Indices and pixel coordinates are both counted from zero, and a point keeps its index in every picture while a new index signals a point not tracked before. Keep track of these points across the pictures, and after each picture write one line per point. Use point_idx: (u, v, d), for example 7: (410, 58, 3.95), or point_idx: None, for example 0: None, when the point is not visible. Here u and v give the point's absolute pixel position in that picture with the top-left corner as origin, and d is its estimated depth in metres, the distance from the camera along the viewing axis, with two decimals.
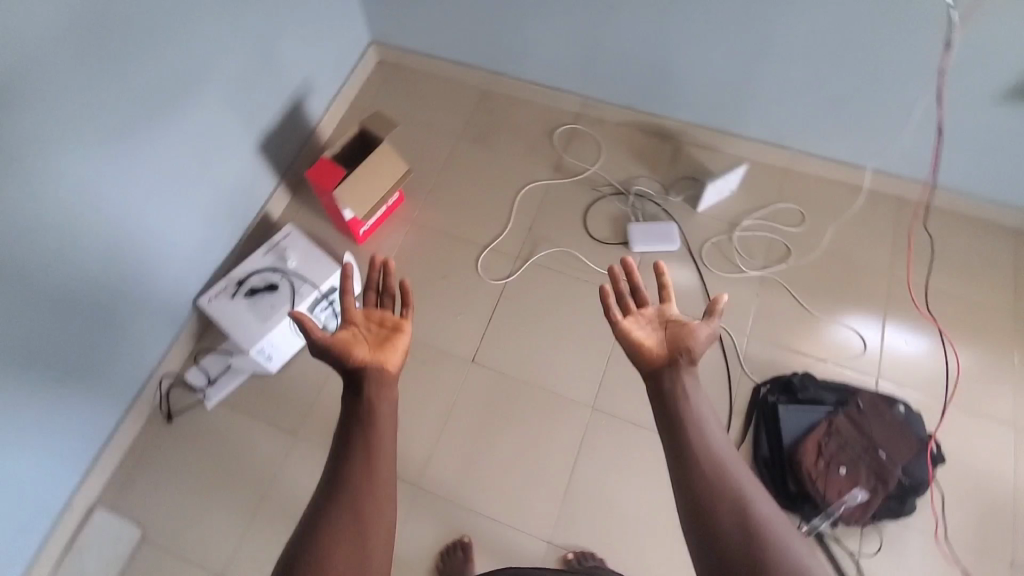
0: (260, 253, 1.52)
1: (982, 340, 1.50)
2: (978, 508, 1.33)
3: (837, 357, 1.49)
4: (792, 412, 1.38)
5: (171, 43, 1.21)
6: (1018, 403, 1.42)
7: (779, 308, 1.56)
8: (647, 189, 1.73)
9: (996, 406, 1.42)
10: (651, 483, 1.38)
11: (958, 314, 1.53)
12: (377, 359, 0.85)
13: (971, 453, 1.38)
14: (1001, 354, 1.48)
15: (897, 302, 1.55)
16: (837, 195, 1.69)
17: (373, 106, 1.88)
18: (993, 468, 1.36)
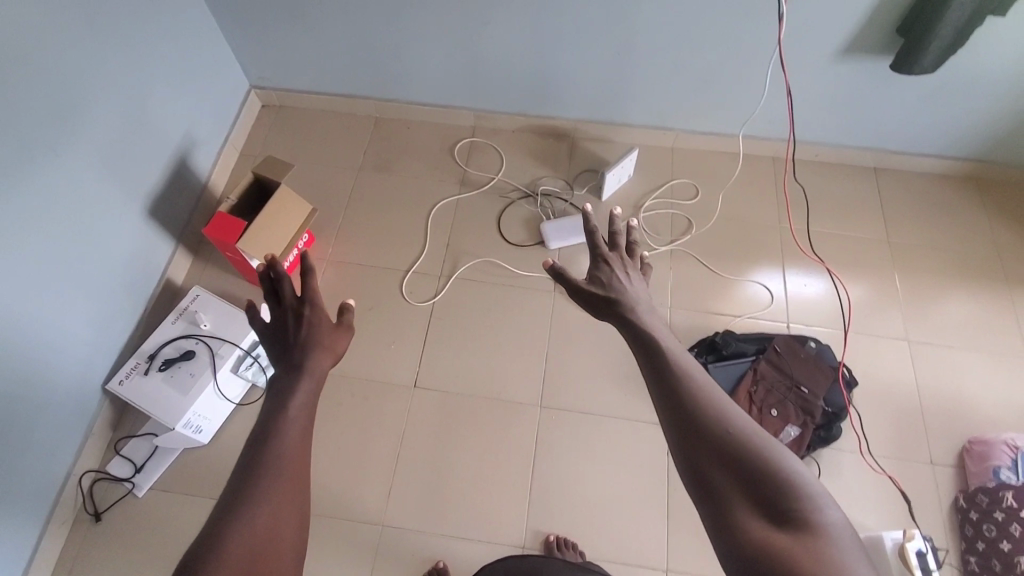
0: (169, 322, 1.44)
1: (867, 271, 1.67)
2: (893, 419, 1.47)
3: (751, 310, 1.61)
4: (721, 369, 1.47)
5: (26, 125, 1.13)
6: (906, 319, 1.60)
7: (693, 275, 1.67)
8: (552, 188, 1.80)
9: (890, 325, 1.59)
10: (609, 465, 1.43)
11: (843, 252, 1.70)
12: (319, 352, 0.75)
13: (878, 371, 1.53)
14: (885, 279, 1.66)
15: (792, 251, 1.70)
16: (723, 164, 1.83)
17: (265, 151, 1.84)
18: (898, 380, 1.52)
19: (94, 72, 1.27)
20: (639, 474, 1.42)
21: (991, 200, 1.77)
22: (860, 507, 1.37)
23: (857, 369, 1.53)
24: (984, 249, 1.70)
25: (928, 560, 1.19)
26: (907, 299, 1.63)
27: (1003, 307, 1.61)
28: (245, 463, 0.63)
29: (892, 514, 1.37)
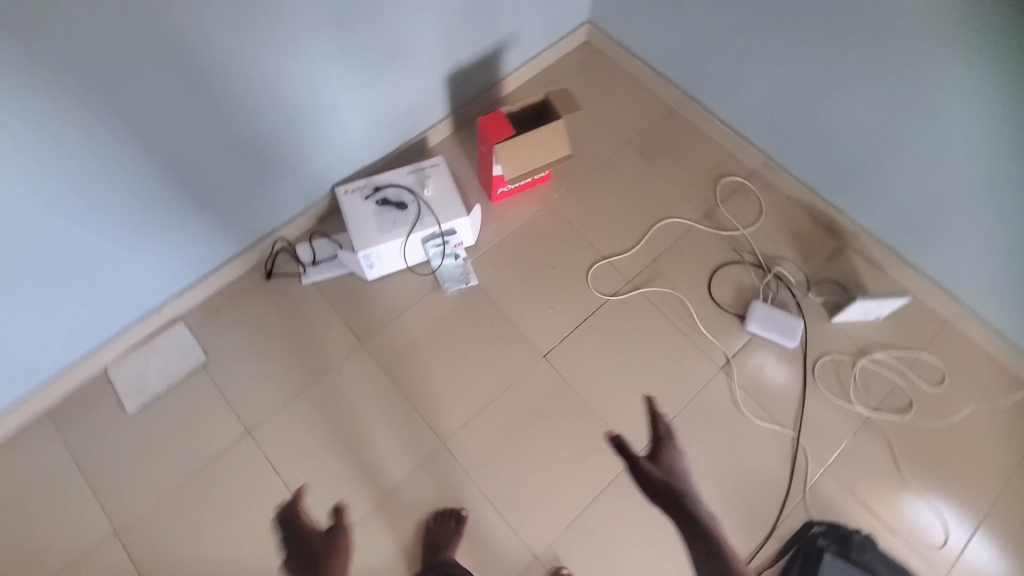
0: (405, 171, 1.57)
1: None
2: None
3: (909, 538, 1.34)
4: (838, 567, 1.27)
5: (358, 21, 1.28)
6: None
7: (870, 457, 1.42)
8: (788, 274, 1.62)
9: None
10: (657, 556, 1.32)
11: None
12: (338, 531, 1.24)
13: None
14: None
15: (1006, 516, 1.36)
16: (994, 375, 1.50)
17: (561, 80, 1.88)
18: None
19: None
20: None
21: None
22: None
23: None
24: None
25: None
26: None
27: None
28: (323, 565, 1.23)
29: None
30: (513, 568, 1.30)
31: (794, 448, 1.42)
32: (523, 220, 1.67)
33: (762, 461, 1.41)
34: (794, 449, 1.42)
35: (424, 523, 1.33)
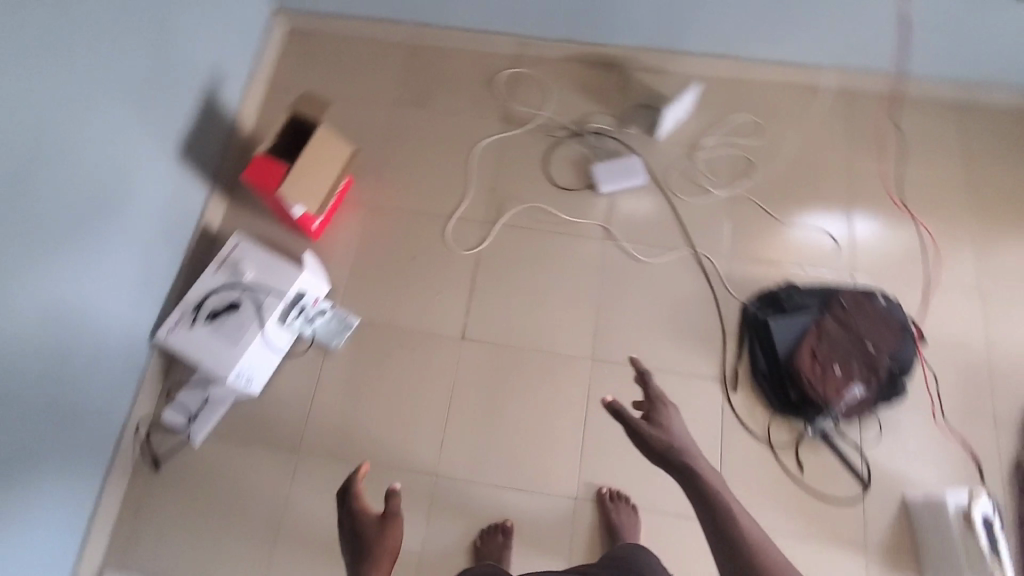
0: (210, 271, 1.38)
1: (940, 217, 1.56)
2: (959, 376, 1.41)
3: (814, 262, 1.52)
4: (782, 323, 1.41)
5: (46, 183, 1.06)
6: (977, 270, 1.51)
7: (752, 224, 1.56)
8: (602, 125, 1.67)
9: (960, 276, 1.50)
10: None
11: (916, 196, 1.58)
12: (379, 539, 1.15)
13: (946, 326, 1.46)
14: (959, 227, 1.55)
15: (861, 196, 1.58)
16: (790, 97, 1.67)
17: (294, 84, 1.71)
18: (967, 336, 1.45)
19: (98, 97, 1.14)
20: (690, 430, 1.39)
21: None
22: (920, 465, 1.35)
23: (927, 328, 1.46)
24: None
25: (993, 523, 1.19)
26: (980, 249, 1.52)
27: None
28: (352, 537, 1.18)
29: (953, 473, 1.34)
30: (566, 521, 1.33)
31: (698, 261, 1.53)
32: (357, 235, 1.56)
33: (683, 287, 1.51)
34: (698, 262, 1.53)
35: (471, 548, 1.31)
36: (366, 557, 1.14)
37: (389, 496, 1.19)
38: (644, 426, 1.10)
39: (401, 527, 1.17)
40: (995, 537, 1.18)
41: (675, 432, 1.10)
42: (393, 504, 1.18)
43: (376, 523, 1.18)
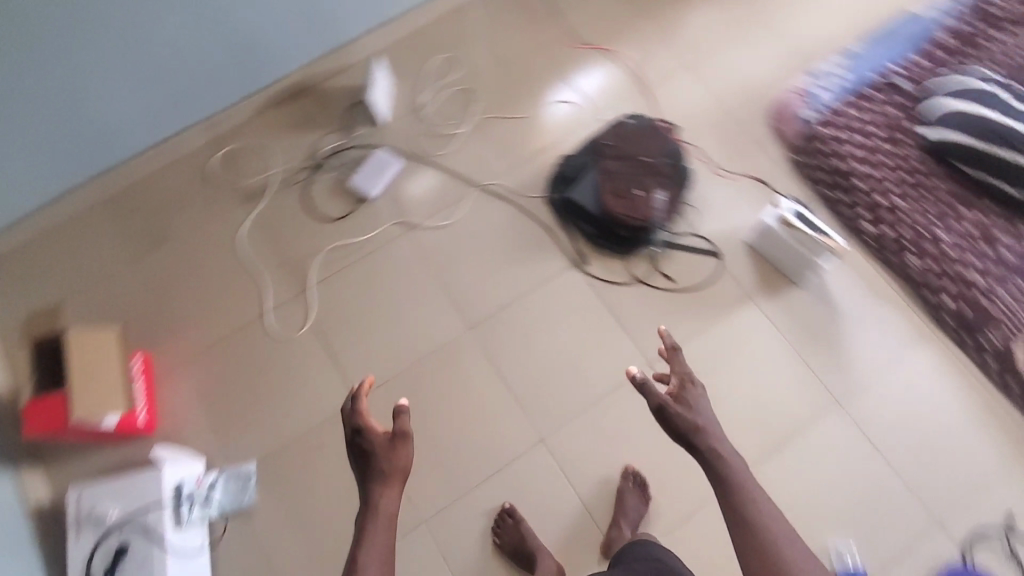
0: (73, 540, 1.24)
1: (625, 32, 1.77)
2: (716, 131, 1.64)
3: (567, 129, 1.68)
4: (579, 190, 1.56)
5: None
6: (673, 50, 1.74)
7: (506, 135, 1.67)
8: (332, 143, 1.66)
9: (666, 64, 1.73)
10: (555, 328, 1.48)
11: (598, 28, 1.77)
12: (394, 464, 0.85)
13: (684, 105, 1.68)
14: (641, 30, 1.77)
15: (562, 56, 1.75)
16: (457, 18, 1.78)
17: (15, 313, 1.48)
18: (701, 101, 1.68)
19: None
20: (583, 319, 1.49)
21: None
22: (740, 212, 1.56)
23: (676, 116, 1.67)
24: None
25: (800, 212, 1.43)
26: (665, 35, 1.75)
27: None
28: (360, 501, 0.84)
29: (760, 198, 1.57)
30: (548, 462, 1.39)
31: (489, 191, 1.61)
32: (193, 394, 1.43)
33: (493, 219, 1.58)
34: (489, 192, 1.61)
35: (496, 548, 1.32)
36: (375, 480, 0.85)
37: (399, 412, 0.86)
38: (671, 405, 0.91)
39: (413, 448, 0.87)
40: (807, 220, 1.42)
41: (710, 433, 0.91)
42: (403, 421, 0.86)
43: (386, 449, 0.85)
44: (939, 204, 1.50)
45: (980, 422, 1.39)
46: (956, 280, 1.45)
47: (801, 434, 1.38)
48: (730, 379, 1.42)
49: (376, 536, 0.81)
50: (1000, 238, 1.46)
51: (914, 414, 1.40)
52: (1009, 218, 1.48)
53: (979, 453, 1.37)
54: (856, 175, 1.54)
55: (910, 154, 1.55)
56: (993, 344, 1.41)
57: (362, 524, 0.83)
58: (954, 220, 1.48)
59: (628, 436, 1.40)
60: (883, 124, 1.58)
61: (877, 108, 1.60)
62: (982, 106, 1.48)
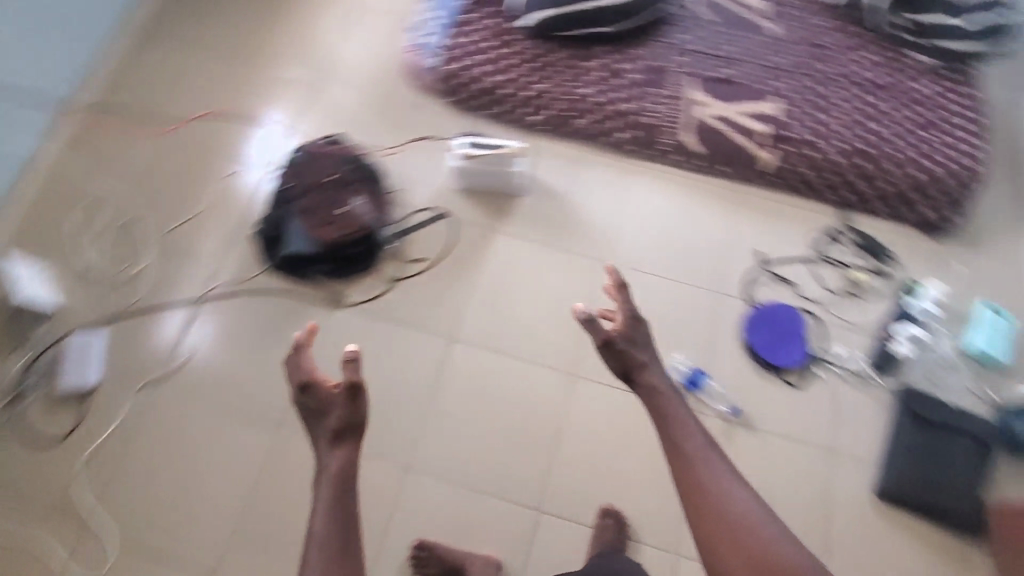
0: None
1: (239, 86, 1.75)
2: (371, 120, 1.71)
3: (245, 197, 1.62)
4: (292, 242, 1.51)
5: None
6: (292, 77, 1.77)
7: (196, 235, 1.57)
8: (13, 363, 1.42)
9: (294, 91, 1.75)
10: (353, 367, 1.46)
11: (213, 96, 1.74)
12: (343, 411, 0.96)
13: (331, 115, 1.73)
14: (253, 76, 1.77)
15: (196, 139, 1.68)
16: (68, 167, 1.62)
17: None
18: (343, 103, 1.74)
19: None
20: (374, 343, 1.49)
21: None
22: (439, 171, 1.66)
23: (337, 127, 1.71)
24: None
25: (470, 141, 1.57)
26: (277, 69, 1.78)
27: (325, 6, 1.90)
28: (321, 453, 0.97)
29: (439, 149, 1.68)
30: (425, 477, 1.37)
31: (210, 297, 1.51)
32: None
33: (231, 318, 1.50)
34: (210, 297, 1.51)
35: None
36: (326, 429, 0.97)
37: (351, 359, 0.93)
38: (613, 341, 1.03)
39: (364, 400, 0.96)
40: (480, 143, 1.56)
41: (653, 377, 1.04)
42: (349, 372, 0.94)
43: (345, 400, 0.95)
44: (570, 69, 1.69)
45: (700, 205, 1.64)
46: (620, 116, 1.67)
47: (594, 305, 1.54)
48: (512, 304, 1.54)
49: (324, 486, 0.94)
50: (625, 67, 1.70)
51: (656, 232, 1.62)
52: (621, 49, 1.71)
53: (714, 228, 1.63)
54: (500, 87, 1.68)
55: (526, 45, 1.71)
56: (672, 144, 1.65)
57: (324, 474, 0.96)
58: (588, 75, 1.69)
59: (473, 403, 1.44)
60: (493, 34, 1.73)
61: (480, 25, 1.73)
62: None
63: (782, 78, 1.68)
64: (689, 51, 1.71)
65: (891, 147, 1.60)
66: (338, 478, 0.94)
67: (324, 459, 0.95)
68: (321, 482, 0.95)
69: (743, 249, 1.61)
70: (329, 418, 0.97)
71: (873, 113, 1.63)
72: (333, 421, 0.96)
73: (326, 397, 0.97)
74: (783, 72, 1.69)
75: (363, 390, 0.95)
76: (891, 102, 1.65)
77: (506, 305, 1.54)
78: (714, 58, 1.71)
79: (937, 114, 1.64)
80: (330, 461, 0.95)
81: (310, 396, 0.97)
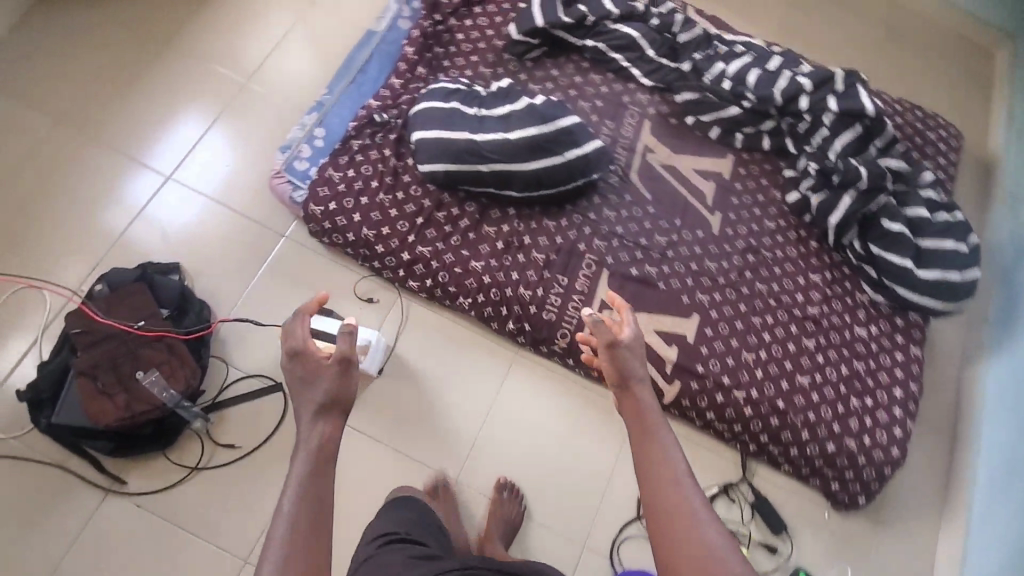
0: None
1: (87, 167, 1.49)
2: (227, 244, 1.46)
3: (35, 327, 1.36)
4: (61, 412, 1.22)
5: None
6: (152, 165, 1.51)
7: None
8: None
9: (147, 184, 1.50)
10: (127, 564, 1.21)
11: (50, 179, 1.48)
12: (336, 380, 0.87)
13: (181, 225, 1.47)
14: (104, 155, 1.51)
15: (21, 230, 1.43)
16: None
17: None
18: (200, 213, 1.48)
19: None
20: (149, 542, 1.23)
21: (113, 5, 1.65)
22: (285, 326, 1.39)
23: (176, 245, 1.45)
24: (156, 50, 1.62)
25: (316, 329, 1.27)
26: (137, 149, 1.52)
27: (205, 73, 1.61)
28: (308, 427, 0.84)
29: (300, 290, 1.42)
30: None
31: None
32: None
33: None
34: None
35: None
36: (317, 410, 0.85)
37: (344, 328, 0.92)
38: (615, 347, 0.89)
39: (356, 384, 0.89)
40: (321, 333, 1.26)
41: (644, 391, 0.88)
42: (344, 344, 0.90)
43: (338, 374, 0.88)
44: (462, 232, 1.41)
45: (583, 417, 1.40)
46: (505, 304, 1.38)
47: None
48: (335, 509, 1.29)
49: (297, 472, 0.80)
50: (528, 242, 1.42)
51: (525, 443, 1.38)
52: (529, 217, 1.44)
53: (594, 450, 1.38)
54: (372, 239, 1.38)
55: (417, 191, 1.41)
56: (561, 347, 1.39)
57: (305, 467, 0.80)
58: (483, 243, 1.40)
59: None
60: (379, 166, 1.41)
61: (366, 152, 1.41)
62: (447, 128, 1.35)
63: (707, 290, 1.42)
64: (610, 234, 1.45)
65: (811, 409, 1.33)
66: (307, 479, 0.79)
67: (302, 432, 0.84)
68: (297, 467, 0.80)
69: (620, 483, 1.36)
70: (319, 395, 0.86)
71: (799, 355, 1.38)
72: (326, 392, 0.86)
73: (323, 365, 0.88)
74: (712, 281, 1.43)
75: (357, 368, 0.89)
76: (826, 348, 1.39)
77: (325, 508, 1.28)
78: (636, 249, 1.44)
79: (872, 369, 1.38)
80: (315, 432, 0.84)
81: (304, 360, 0.89)
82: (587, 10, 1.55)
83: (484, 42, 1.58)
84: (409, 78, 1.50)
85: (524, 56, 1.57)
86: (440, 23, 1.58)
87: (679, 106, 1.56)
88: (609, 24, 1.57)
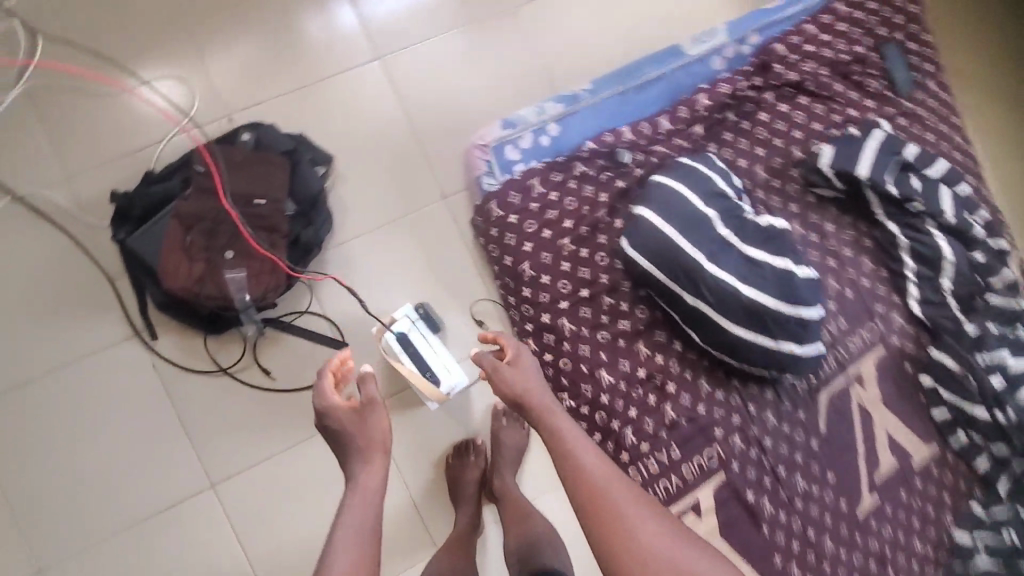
0: None
1: None
2: (389, 165, 1.24)
3: (168, 131, 1.19)
4: (141, 239, 1.10)
5: None
6: (369, 27, 1.25)
7: (73, 118, 1.17)
8: None
9: (351, 45, 1.24)
10: (123, 411, 1.16)
11: None
12: (368, 421, 0.86)
13: (356, 115, 1.23)
14: None
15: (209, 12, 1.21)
16: None
17: None
18: (382, 114, 1.24)
19: None
20: (150, 406, 1.16)
21: None
22: (387, 293, 1.21)
23: (339, 131, 1.23)
24: None
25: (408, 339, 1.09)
26: None
27: None
28: (349, 469, 0.84)
29: (425, 266, 1.23)
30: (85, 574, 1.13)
31: (50, 210, 1.16)
32: None
33: (52, 250, 1.16)
34: (51, 211, 1.16)
35: None
36: (355, 455, 0.85)
37: (361, 381, 0.89)
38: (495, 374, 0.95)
39: (389, 420, 0.88)
40: (411, 346, 1.09)
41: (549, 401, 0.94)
42: (371, 387, 0.88)
43: (367, 413, 0.87)
44: (614, 333, 1.17)
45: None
46: (603, 433, 1.17)
47: (469, 543, 1.15)
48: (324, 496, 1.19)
49: (352, 511, 0.80)
50: (671, 390, 1.18)
51: None
52: (690, 365, 1.19)
53: None
54: (525, 278, 1.16)
55: (602, 261, 1.16)
56: None
57: (350, 503, 0.81)
58: (626, 359, 1.17)
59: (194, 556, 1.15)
60: (584, 207, 1.16)
61: (583, 183, 1.16)
62: (685, 235, 1.07)
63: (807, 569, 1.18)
64: (757, 440, 1.19)
65: None
66: (359, 514, 0.79)
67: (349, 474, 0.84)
68: (348, 505, 0.81)
69: None
70: (354, 437, 0.85)
71: None
72: (359, 434, 0.86)
73: (348, 415, 0.86)
74: (819, 563, 1.18)
75: (387, 414, 0.89)
76: None
77: (315, 487, 1.19)
78: (772, 474, 1.19)
79: None
80: (359, 472, 0.84)
81: (329, 409, 0.86)
82: (918, 191, 1.21)
83: (783, 142, 1.25)
84: (680, 130, 1.21)
85: (813, 187, 1.25)
86: (755, 88, 1.25)
87: (926, 356, 1.25)
88: (928, 224, 1.22)
